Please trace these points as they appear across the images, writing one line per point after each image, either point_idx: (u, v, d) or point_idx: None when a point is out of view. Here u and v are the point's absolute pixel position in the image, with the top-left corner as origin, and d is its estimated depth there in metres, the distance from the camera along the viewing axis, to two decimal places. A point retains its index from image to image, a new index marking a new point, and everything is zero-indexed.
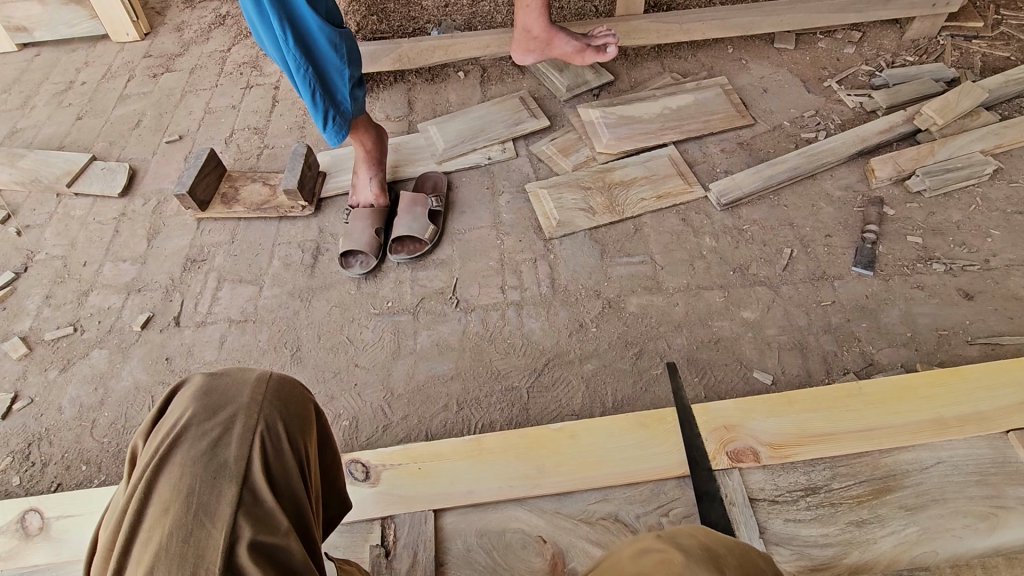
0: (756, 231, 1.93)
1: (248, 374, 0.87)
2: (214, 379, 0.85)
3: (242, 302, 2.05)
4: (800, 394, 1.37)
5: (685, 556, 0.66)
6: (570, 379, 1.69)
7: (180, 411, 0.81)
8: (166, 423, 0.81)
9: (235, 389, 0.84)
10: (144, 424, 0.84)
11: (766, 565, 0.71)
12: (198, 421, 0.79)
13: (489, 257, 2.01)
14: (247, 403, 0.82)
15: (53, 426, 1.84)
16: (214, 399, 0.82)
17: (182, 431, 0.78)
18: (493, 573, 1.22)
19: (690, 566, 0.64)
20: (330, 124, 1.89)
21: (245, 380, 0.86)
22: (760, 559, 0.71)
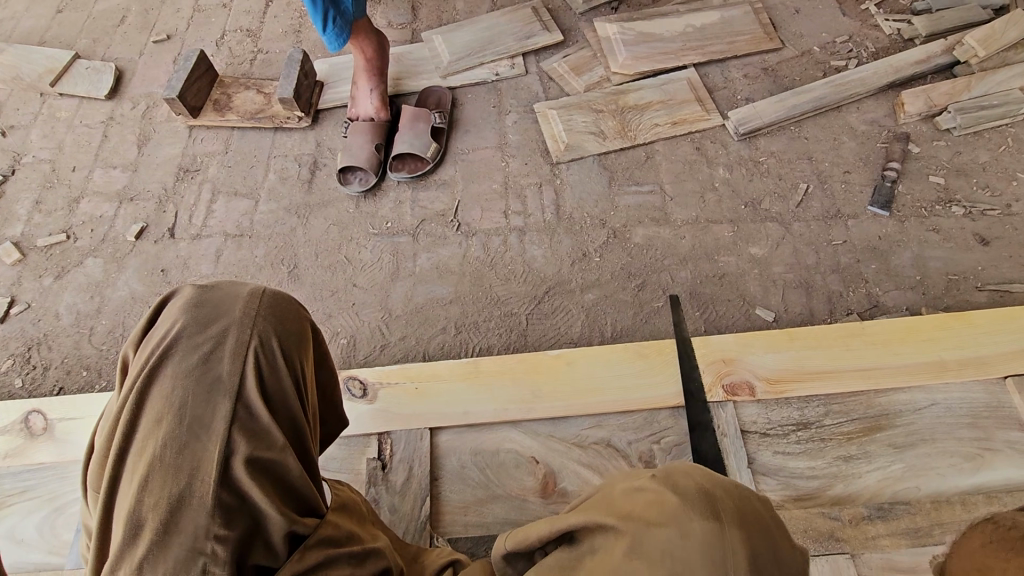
0: (772, 164, 1.84)
1: (241, 287, 0.82)
2: (205, 291, 0.81)
3: (238, 216, 2.00)
4: (801, 333, 1.37)
5: (679, 497, 0.66)
6: (570, 308, 1.67)
7: (170, 322, 0.78)
8: (157, 333, 0.78)
9: (227, 303, 0.80)
10: (136, 331, 0.82)
11: (765, 511, 0.69)
12: (189, 333, 0.76)
13: (492, 180, 1.94)
14: (240, 317, 0.79)
15: (52, 332, 1.84)
16: (205, 312, 0.78)
17: (172, 342, 0.75)
18: (486, 489, 1.26)
19: (684, 513, 0.64)
20: (330, 26, 1.76)
21: (237, 294, 0.81)
22: (761, 505, 0.69)
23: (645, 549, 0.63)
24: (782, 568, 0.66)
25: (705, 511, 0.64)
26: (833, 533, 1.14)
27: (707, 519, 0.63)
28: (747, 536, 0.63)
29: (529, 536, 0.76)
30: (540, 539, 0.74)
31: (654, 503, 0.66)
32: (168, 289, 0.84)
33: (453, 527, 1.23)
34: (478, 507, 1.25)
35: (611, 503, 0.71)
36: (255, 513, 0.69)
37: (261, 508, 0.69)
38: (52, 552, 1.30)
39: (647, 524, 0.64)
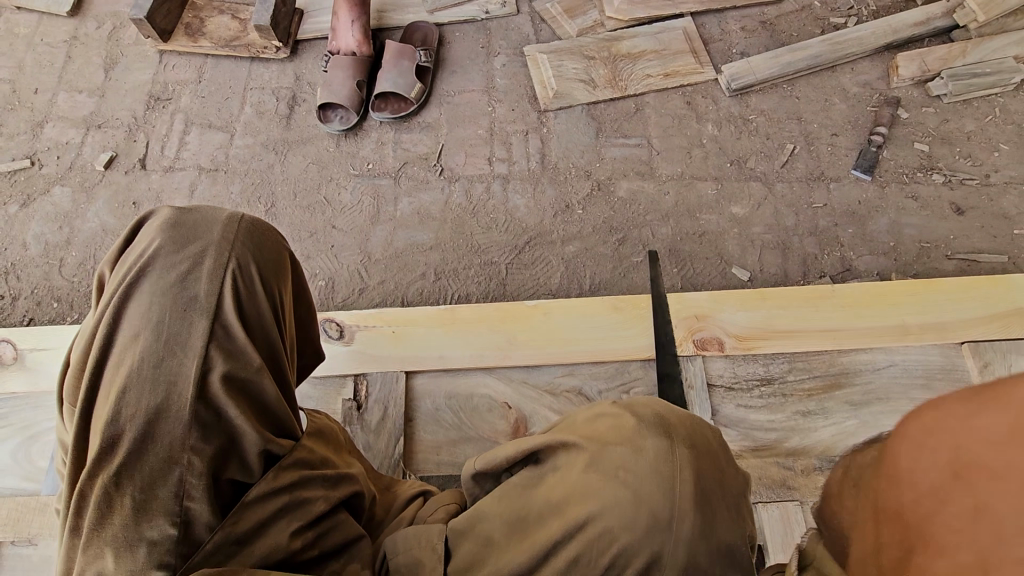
0: (761, 122, 1.82)
1: (219, 213, 0.80)
2: (182, 214, 0.79)
3: (213, 150, 1.93)
4: (774, 292, 1.39)
5: (636, 419, 0.72)
6: (550, 259, 1.67)
7: (146, 243, 0.76)
8: (134, 253, 0.76)
9: (204, 227, 0.78)
10: (111, 252, 0.80)
11: (716, 442, 0.74)
12: (167, 253, 0.74)
13: (477, 125, 1.89)
14: (217, 242, 0.77)
15: (18, 262, 1.79)
16: (183, 234, 0.76)
17: (151, 262, 0.73)
18: (459, 431, 1.30)
19: (641, 434, 0.70)
20: None
21: (215, 218, 0.79)
22: (712, 436, 0.74)
23: (603, 464, 0.69)
24: (725, 491, 0.70)
25: (661, 432, 0.70)
26: (785, 481, 1.21)
27: (662, 439, 0.69)
28: (697, 453, 0.69)
29: (493, 458, 0.78)
30: (505, 460, 0.76)
31: (614, 424, 0.72)
32: (143, 213, 0.82)
33: (425, 465, 1.27)
34: (451, 448, 1.29)
35: (573, 427, 0.76)
36: (233, 430, 0.70)
37: (238, 424, 0.70)
38: (27, 479, 1.31)
39: (605, 441, 0.70)
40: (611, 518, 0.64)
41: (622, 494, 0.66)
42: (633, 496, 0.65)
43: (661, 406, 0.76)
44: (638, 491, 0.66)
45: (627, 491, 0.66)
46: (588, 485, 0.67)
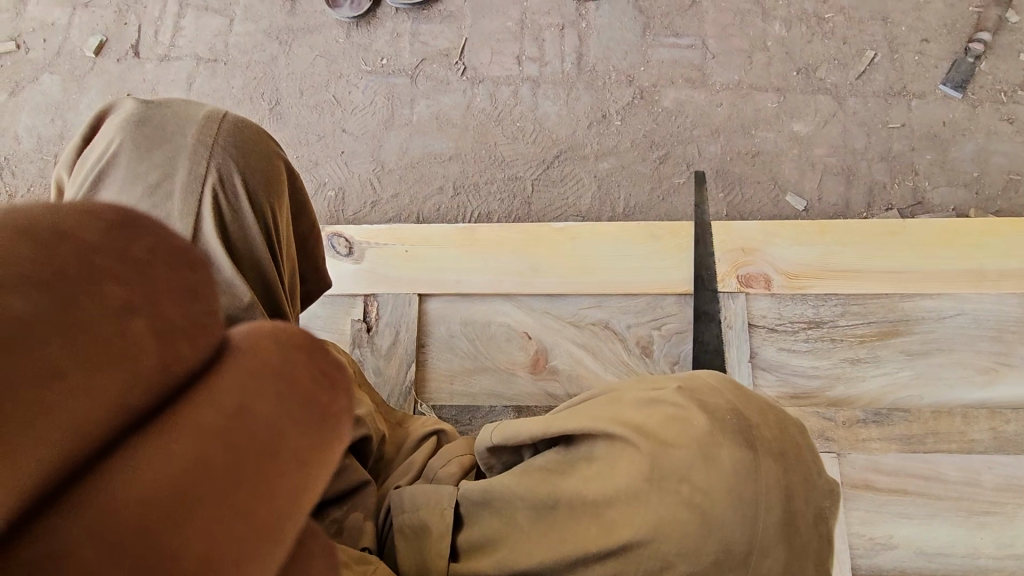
0: (839, 22, 1.55)
1: (195, 111, 0.70)
2: (151, 112, 0.69)
3: (211, 37, 1.73)
4: (835, 226, 1.23)
5: (707, 417, 0.60)
6: (581, 176, 1.51)
7: (108, 143, 0.67)
8: (95, 153, 0.67)
9: (177, 128, 0.68)
10: (69, 153, 0.70)
11: (799, 436, 0.63)
12: (134, 157, 0.65)
13: (506, 16, 1.64)
14: (191, 146, 0.67)
15: (11, 157, 1.67)
16: (151, 135, 0.67)
17: (116, 168, 0.65)
18: (475, 361, 1.22)
19: (710, 437, 0.59)
20: None
21: (191, 118, 0.69)
22: (798, 435, 0.63)
23: (664, 471, 0.59)
24: (814, 505, 0.60)
25: (741, 441, 0.59)
26: (824, 432, 1.12)
27: (740, 449, 0.59)
28: (783, 469, 0.59)
29: (516, 433, 0.69)
30: (531, 439, 0.68)
31: (678, 422, 0.61)
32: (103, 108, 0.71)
33: (437, 394, 1.20)
34: (465, 378, 1.21)
35: (619, 411, 0.65)
36: None
37: None
38: None
39: (667, 443, 0.60)
40: (670, 543, 0.57)
41: (685, 514, 0.57)
42: (699, 519, 0.57)
43: (733, 400, 0.63)
44: (704, 515, 0.57)
45: (690, 510, 0.57)
46: (640, 494, 0.59)
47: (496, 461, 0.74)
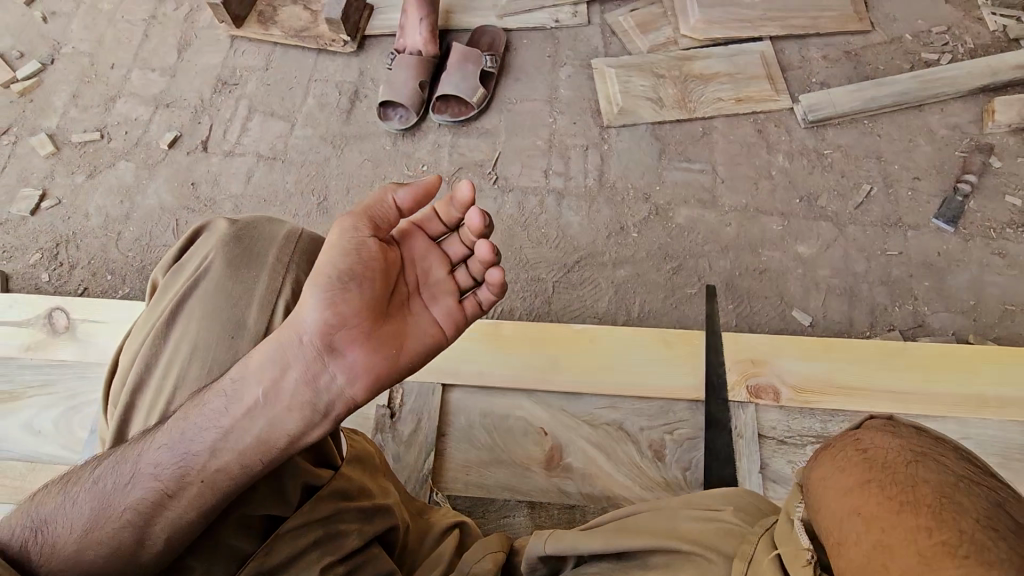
0: (837, 158, 1.72)
1: (277, 231, 0.94)
2: (242, 232, 0.92)
3: (273, 138, 1.94)
4: (839, 343, 1.30)
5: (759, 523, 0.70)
6: (599, 281, 1.62)
7: (207, 255, 0.90)
8: (194, 265, 0.91)
9: (262, 247, 0.91)
10: (171, 256, 0.95)
11: None
12: (225, 269, 0.89)
13: (537, 135, 1.84)
14: (272, 263, 0.90)
15: (79, 232, 1.84)
16: (242, 252, 0.90)
17: (208, 279, 0.88)
18: (491, 453, 1.26)
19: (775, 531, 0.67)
20: None
21: (273, 238, 0.93)
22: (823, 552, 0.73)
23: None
24: None
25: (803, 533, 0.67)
26: None
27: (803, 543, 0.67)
28: None
29: (574, 545, 0.78)
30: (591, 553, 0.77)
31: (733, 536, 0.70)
32: (197, 225, 0.96)
33: (453, 484, 1.24)
34: (481, 470, 1.25)
35: (676, 526, 0.74)
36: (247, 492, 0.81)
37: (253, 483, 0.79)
38: (66, 447, 1.34)
39: (720, 553, 0.69)
40: None
41: None
42: None
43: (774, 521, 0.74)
44: None
45: None
46: None
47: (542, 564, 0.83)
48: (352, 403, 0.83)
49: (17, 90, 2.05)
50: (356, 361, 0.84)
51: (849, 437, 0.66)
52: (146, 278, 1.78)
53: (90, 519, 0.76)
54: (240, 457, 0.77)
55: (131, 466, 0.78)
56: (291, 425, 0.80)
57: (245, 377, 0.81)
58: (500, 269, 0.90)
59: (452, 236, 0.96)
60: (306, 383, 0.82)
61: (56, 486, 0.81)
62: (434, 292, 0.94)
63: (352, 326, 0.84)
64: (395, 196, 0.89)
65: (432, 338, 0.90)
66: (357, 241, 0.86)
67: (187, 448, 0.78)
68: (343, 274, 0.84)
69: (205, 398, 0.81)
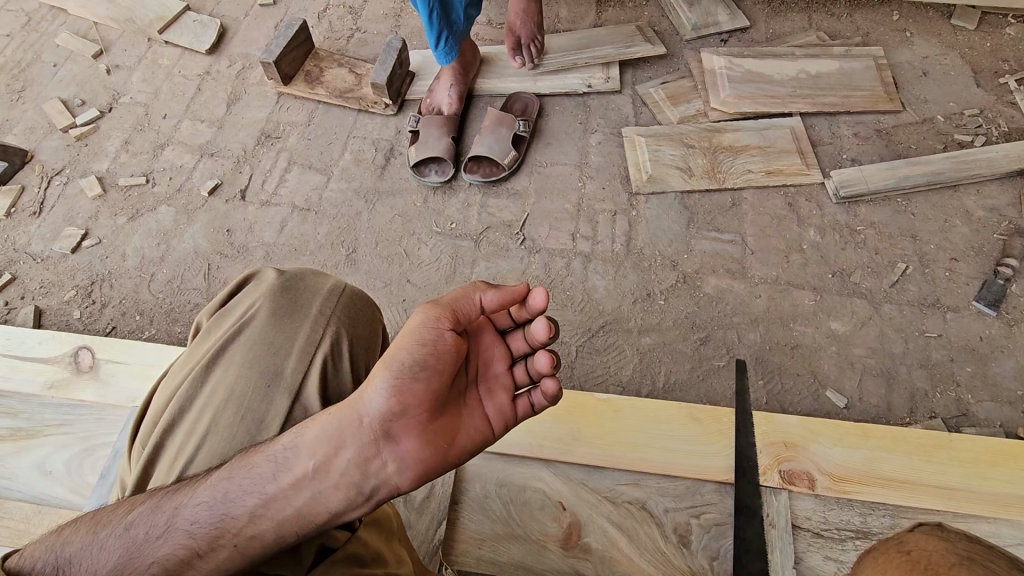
0: (870, 235, 1.70)
1: (322, 284, 0.93)
2: (289, 283, 0.92)
3: (309, 190, 1.99)
4: (879, 431, 1.23)
5: None
6: (624, 348, 1.59)
7: (253, 304, 0.90)
8: (239, 312, 0.90)
9: (307, 298, 0.90)
10: (216, 303, 0.95)
11: None
12: (269, 318, 0.88)
13: (566, 198, 1.86)
14: (315, 315, 0.88)
15: (115, 271, 1.89)
16: (286, 304, 0.89)
17: (250, 327, 0.87)
18: (506, 526, 1.20)
19: None
20: (442, 45, 1.90)
21: (319, 290, 0.92)
22: None
23: None
24: None
25: None
26: None
27: None
28: None
29: None
30: None
31: None
32: (249, 271, 0.96)
33: (464, 558, 1.17)
34: (495, 544, 1.18)
35: None
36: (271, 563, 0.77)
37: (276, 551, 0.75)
38: (72, 491, 1.31)
39: None
40: None
41: None
42: None
43: None
44: None
45: None
46: None
47: None
48: (397, 491, 0.80)
49: (75, 135, 2.17)
50: (410, 451, 0.81)
51: (892, 541, 0.51)
52: (172, 320, 1.80)
53: (116, 566, 0.71)
54: (279, 527, 0.74)
55: (168, 517, 0.73)
56: (333, 503, 0.76)
57: (298, 447, 0.77)
58: (555, 380, 0.87)
59: (517, 332, 0.96)
60: (357, 465, 0.78)
61: (87, 522, 0.74)
62: (491, 386, 0.92)
63: (411, 415, 0.81)
64: (478, 294, 0.89)
65: (481, 436, 0.87)
66: (433, 332, 0.84)
67: (226, 509, 0.74)
68: (414, 361, 0.82)
69: (251, 460, 0.77)
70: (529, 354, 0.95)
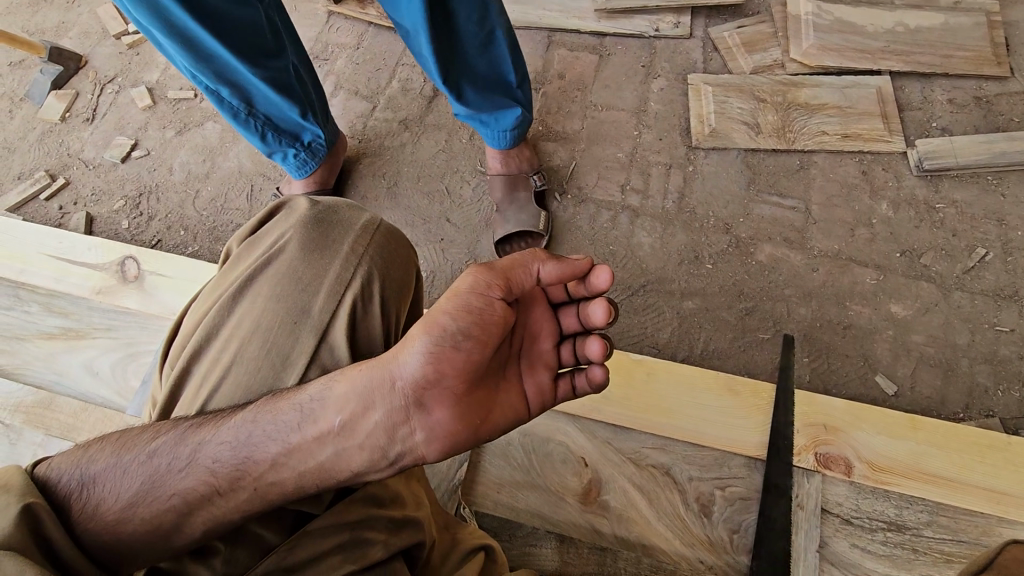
0: (950, 215, 1.55)
1: (356, 221, 0.90)
2: (322, 217, 0.89)
3: (353, 117, 1.94)
4: (930, 424, 1.16)
5: None
6: (664, 310, 1.53)
7: (283, 234, 0.88)
8: (269, 241, 0.89)
9: (340, 235, 0.87)
10: (246, 230, 0.94)
11: None
12: (300, 251, 0.86)
13: (619, 147, 1.76)
14: (346, 253, 0.85)
15: (161, 184, 1.91)
16: (318, 239, 0.87)
17: (279, 259, 0.85)
18: (527, 476, 1.20)
19: None
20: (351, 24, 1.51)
21: (351, 227, 0.89)
22: None
23: None
24: None
25: None
26: None
27: None
28: None
29: None
30: None
31: None
32: (280, 200, 0.94)
33: (483, 500, 1.19)
34: (514, 491, 1.19)
35: None
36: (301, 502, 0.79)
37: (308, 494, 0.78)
38: (118, 393, 1.38)
39: None
40: None
41: None
42: None
43: None
44: None
45: None
46: None
47: None
48: (421, 460, 0.77)
49: (127, 42, 2.15)
50: (440, 422, 0.77)
51: None
52: (214, 237, 1.82)
53: (137, 493, 0.73)
54: (299, 478, 0.74)
55: (190, 452, 0.74)
56: (356, 463, 0.75)
57: (325, 399, 0.75)
58: (604, 368, 0.85)
59: (570, 309, 0.91)
60: (385, 428, 0.75)
61: (110, 444, 0.77)
62: (533, 361, 0.88)
63: (446, 385, 0.76)
64: (537, 265, 0.83)
65: (517, 414, 0.83)
66: (481, 300, 0.79)
67: (249, 451, 0.74)
68: (457, 327, 0.76)
69: (277, 405, 0.76)
70: (579, 334, 0.91)
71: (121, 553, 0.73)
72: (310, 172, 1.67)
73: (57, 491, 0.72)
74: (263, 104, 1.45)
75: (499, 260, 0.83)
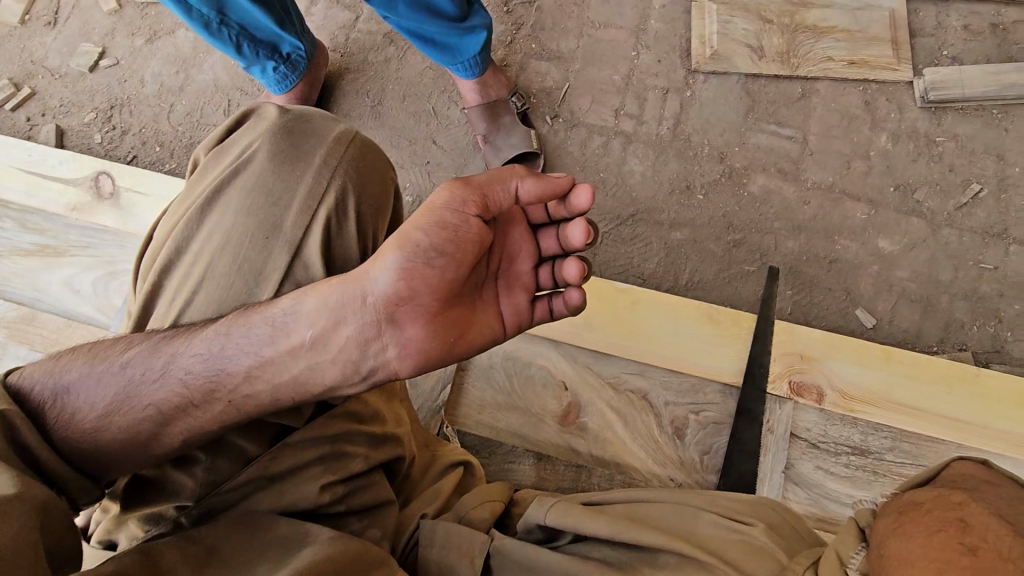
0: (950, 149, 1.51)
1: (330, 131, 0.86)
2: (293, 126, 0.85)
3: (334, 28, 1.82)
4: (904, 356, 1.19)
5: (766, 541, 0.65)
6: (652, 240, 1.51)
7: (252, 143, 0.84)
8: (237, 150, 0.85)
9: (312, 145, 0.84)
10: (214, 138, 0.89)
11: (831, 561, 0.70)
12: (270, 162, 0.82)
13: (614, 68, 1.67)
14: (319, 166, 0.82)
15: (133, 97, 1.81)
16: (289, 149, 0.83)
17: (248, 170, 0.82)
18: (507, 397, 1.23)
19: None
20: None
21: (325, 138, 0.85)
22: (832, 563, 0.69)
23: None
24: None
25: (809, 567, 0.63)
26: None
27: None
28: None
29: (587, 524, 0.69)
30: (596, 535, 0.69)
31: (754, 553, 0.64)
32: (249, 106, 0.88)
33: (464, 420, 1.22)
34: (494, 411, 1.22)
35: (692, 530, 0.68)
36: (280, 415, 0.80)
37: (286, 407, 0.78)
38: (100, 311, 1.37)
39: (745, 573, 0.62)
40: None
41: None
42: None
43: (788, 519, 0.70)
44: None
45: None
46: None
47: (537, 528, 0.74)
48: (394, 375, 0.77)
49: None
50: (414, 339, 0.76)
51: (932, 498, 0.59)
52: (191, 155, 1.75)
53: (113, 403, 0.74)
54: (274, 390, 0.74)
55: (163, 363, 0.75)
56: (329, 376, 0.75)
57: (298, 313, 0.75)
58: (581, 291, 0.85)
59: (549, 232, 0.88)
60: (357, 343, 0.75)
61: (84, 353, 0.77)
62: (510, 282, 0.86)
63: (420, 302, 0.75)
64: (515, 181, 0.79)
65: (492, 334, 0.83)
66: (456, 217, 0.76)
67: (223, 364, 0.74)
68: (430, 244, 0.74)
69: (249, 319, 0.75)
70: (558, 258, 0.88)
71: (102, 462, 0.74)
72: (290, 86, 1.59)
73: (33, 399, 0.73)
74: (232, 11, 1.33)
75: (476, 176, 0.79)
